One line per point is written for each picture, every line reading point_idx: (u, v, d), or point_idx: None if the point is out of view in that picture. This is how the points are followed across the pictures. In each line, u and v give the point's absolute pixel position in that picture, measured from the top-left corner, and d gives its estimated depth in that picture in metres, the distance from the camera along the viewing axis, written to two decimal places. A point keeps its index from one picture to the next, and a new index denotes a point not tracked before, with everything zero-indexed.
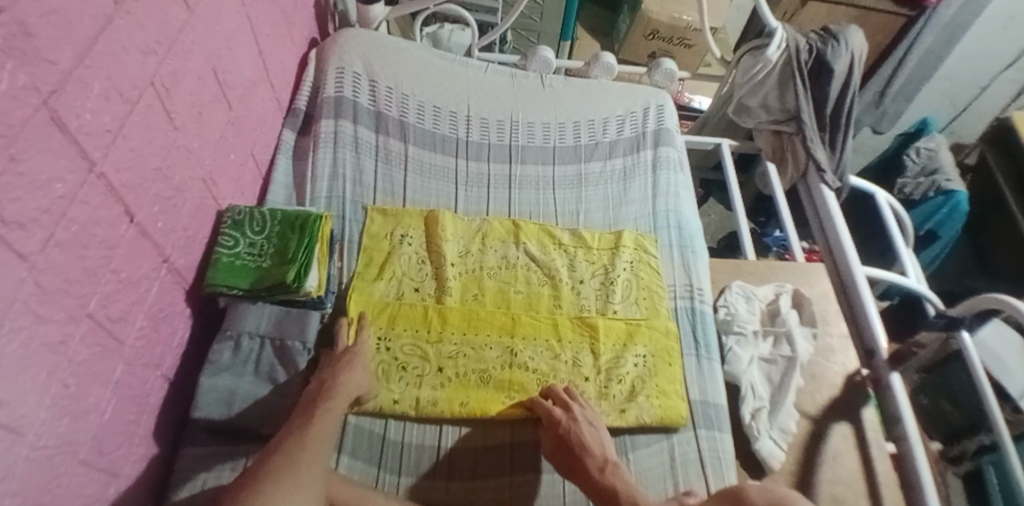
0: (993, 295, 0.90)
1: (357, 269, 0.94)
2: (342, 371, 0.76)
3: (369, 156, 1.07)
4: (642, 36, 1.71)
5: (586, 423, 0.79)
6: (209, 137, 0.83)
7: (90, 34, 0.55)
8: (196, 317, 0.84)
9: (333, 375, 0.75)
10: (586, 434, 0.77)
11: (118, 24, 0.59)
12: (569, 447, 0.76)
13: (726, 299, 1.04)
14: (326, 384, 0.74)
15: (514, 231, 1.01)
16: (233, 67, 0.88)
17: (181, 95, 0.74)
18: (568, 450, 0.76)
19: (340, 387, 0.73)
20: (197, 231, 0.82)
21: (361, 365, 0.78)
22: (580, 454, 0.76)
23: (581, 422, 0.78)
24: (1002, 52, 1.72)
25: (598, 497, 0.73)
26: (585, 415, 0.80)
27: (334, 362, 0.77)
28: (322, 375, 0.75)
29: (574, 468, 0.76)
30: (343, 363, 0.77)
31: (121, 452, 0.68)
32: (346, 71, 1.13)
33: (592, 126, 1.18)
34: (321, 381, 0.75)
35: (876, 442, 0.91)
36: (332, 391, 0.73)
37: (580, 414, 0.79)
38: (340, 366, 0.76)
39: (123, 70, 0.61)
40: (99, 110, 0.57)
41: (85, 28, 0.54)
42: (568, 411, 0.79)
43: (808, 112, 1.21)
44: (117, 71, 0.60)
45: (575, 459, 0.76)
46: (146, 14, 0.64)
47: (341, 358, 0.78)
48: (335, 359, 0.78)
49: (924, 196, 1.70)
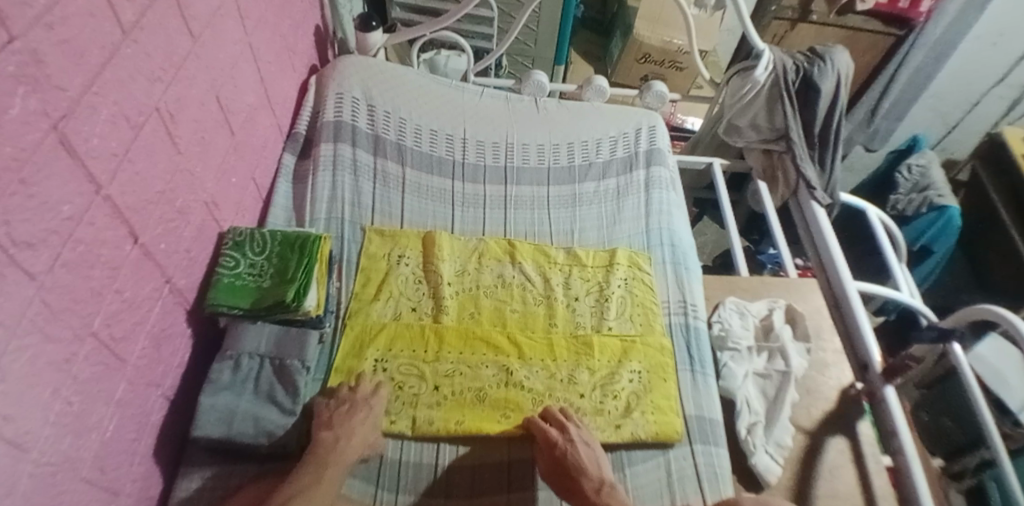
0: (984, 306, 0.90)
1: (354, 289, 0.95)
2: (355, 426, 0.76)
3: (367, 179, 1.09)
4: (634, 60, 1.75)
5: (582, 443, 0.79)
6: (212, 161, 0.86)
7: (98, 62, 0.58)
8: (197, 337, 0.85)
9: (348, 433, 0.75)
10: (584, 455, 0.78)
11: (125, 52, 0.62)
12: (566, 467, 0.77)
13: (720, 315, 1.05)
14: (342, 442, 0.74)
15: (510, 251, 1.03)
16: (235, 94, 0.92)
17: (185, 120, 0.77)
18: (565, 471, 0.77)
19: (351, 450, 0.75)
20: (198, 252, 0.84)
21: (362, 412, 0.78)
22: (577, 476, 0.76)
23: (577, 442, 0.79)
24: (991, 69, 1.76)
25: None
26: (581, 435, 0.81)
27: (350, 415, 0.77)
28: (336, 429, 0.75)
29: (570, 489, 0.76)
30: (359, 415, 0.78)
31: (122, 471, 0.69)
32: (345, 96, 1.16)
33: (585, 147, 1.21)
34: (335, 436, 0.75)
35: (872, 456, 0.91)
36: (344, 453, 0.74)
37: (575, 435, 0.80)
38: (345, 415, 0.77)
39: (130, 96, 0.64)
40: (106, 134, 0.60)
41: (94, 57, 0.57)
42: (564, 432, 0.80)
43: (797, 130, 1.24)
44: (123, 98, 0.63)
45: (571, 480, 0.76)
46: (152, 43, 0.67)
47: (359, 408, 0.79)
48: (356, 407, 0.78)
49: (917, 212, 1.72)
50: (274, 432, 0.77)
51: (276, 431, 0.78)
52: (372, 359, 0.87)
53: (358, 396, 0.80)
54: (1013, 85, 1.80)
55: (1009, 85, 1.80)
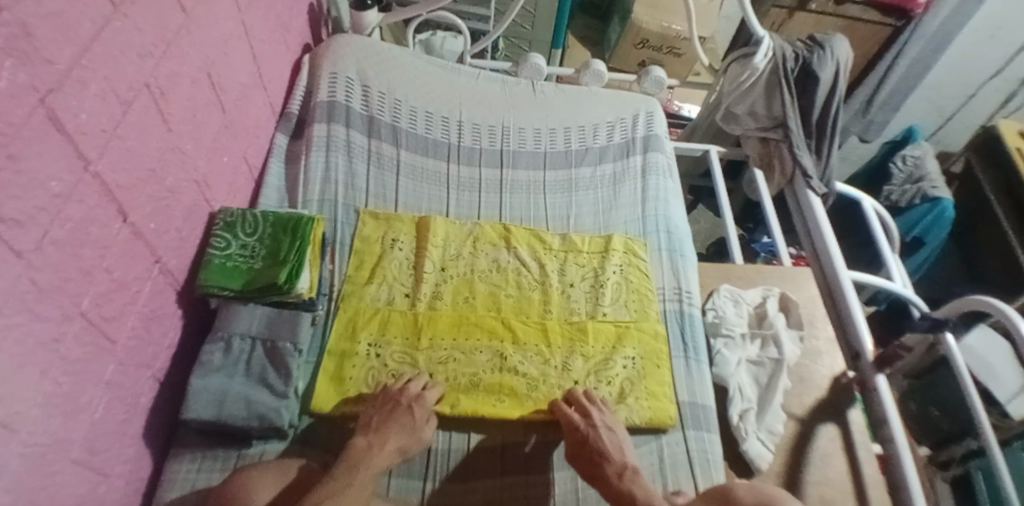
0: (980, 298, 0.89)
1: (348, 272, 0.94)
2: (391, 434, 0.74)
3: (362, 160, 1.07)
4: (632, 45, 1.73)
5: (605, 428, 0.79)
6: (203, 140, 0.84)
7: (89, 35, 0.56)
8: (188, 318, 0.84)
9: (381, 440, 0.74)
10: (610, 442, 0.78)
11: (115, 27, 0.60)
12: (589, 451, 0.77)
13: (715, 303, 1.06)
14: (373, 449, 0.72)
15: (505, 235, 1.03)
16: (227, 72, 0.90)
17: (176, 97, 0.75)
18: (588, 461, 0.77)
19: (383, 457, 0.72)
20: (189, 232, 0.82)
21: (404, 414, 0.76)
22: (600, 461, 0.76)
23: (600, 427, 0.79)
24: (988, 62, 1.76)
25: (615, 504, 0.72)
26: (604, 420, 0.80)
27: (390, 420, 0.76)
28: (371, 435, 0.74)
29: (593, 475, 0.76)
30: (398, 420, 0.75)
31: (113, 452, 0.68)
32: (339, 76, 1.14)
33: (583, 132, 1.20)
34: (368, 442, 0.73)
35: (862, 444, 0.92)
36: (375, 458, 0.71)
37: (598, 420, 0.80)
38: (387, 418, 0.76)
39: (120, 72, 0.62)
40: (96, 111, 0.58)
41: (85, 30, 0.55)
42: (587, 416, 0.80)
43: (795, 119, 1.24)
44: (114, 73, 0.61)
45: (593, 468, 0.76)
46: (143, 17, 0.66)
47: (401, 412, 0.76)
48: (397, 410, 0.76)
49: (910, 203, 1.73)
50: (265, 414, 0.75)
51: (267, 413, 0.76)
52: (366, 343, 0.86)
53: (403, 398, 0.78)
54: (1008, 79, 1.81)
55: (1005, 78, 1.80)
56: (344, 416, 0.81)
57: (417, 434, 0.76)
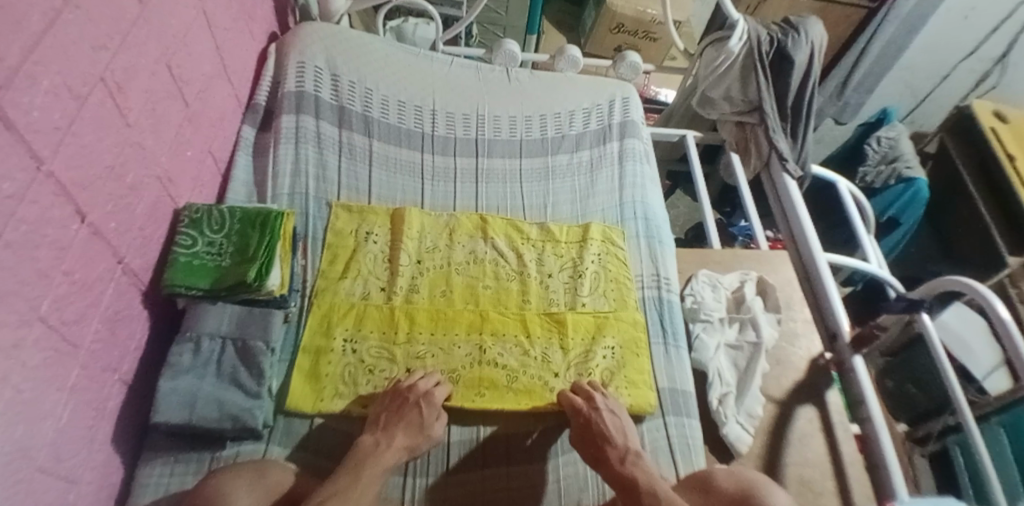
0: (952, 278, 0.91)
1: (321, 267, 0.92)
2: (399, 431, 0.73)
3: (333, 151, 1.05)
4: (608, 30, 1.72)
5: (608, 411, 0.79)
6: (165, 134, 0.81)
7: (38, 29, 0.53)
8: (155, 319, 0.81)
9: (388, 436, 0.73)
10: (614, 425, 0.78)
11: (67, 18, 0.58)
12: (592, 436, 0.77)
13: (693, 288, 1.06)
14: (381, 446, 0.71)
15: (481, 226, 1.01)
16: (189, 63, 0.86)
17: (134, 91, 0.72)
18: (594, 449, 0.76)
19: (391, 454, 0.71)
20: (153, 230, 0.79)
21: (410, 410, 0.76)
22: (603, 444, 0.76)
23: (603, 411, 0.79)
24: (962, 42, 1.78)
25: (618, 486, 0.71)
26: (607, 404, 0.80)
27: (398, 418, 0.75)
28: (378, 434, 0.73)
29: (597, 457, 0.75)
30: (406, 417, 0.75)
31: (80, 459, 0.66)
32: (307, 65, 1.11)
33: (558, 119, 1.19)
34: (376, 440, 0.72)
35: (840, 424, 0.94)
36: (384, 456, 0.70)
37: (601, 403, 0.80)
38: (397, 415, 0.75)
39: (74, 65, 0.59)
40: (49, 107, 0.55)
41: (33, 22, 0.53)
42: (590, 399, 0.80)
43: (770, 102, 1.23)
44: (67, 67, 0.58)
45: (598, 454, 0.75)
46: (96, 8, 0.62)
47: (408, 408, 0.76)
48: (405, 407, 0.76)
49: (885, 185, 1.76)
50: (238, 415, 0.73)
51: (240, 414, 0.74)
52: (341, 339, 0.85)
53: (411, 394, 0.77)
54: (982, 59, 1.83)
55: (978, 58, 1.83)
56: (321, 414, 0.79)
57: (425, 432, 0.75)
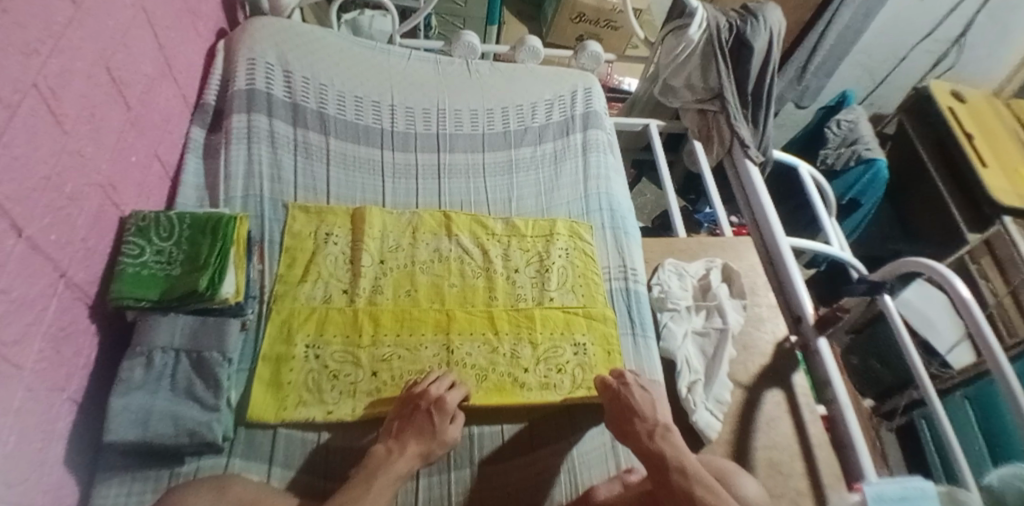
0: (910, 259, 0.94)
1: (279, 271, 0.89)
2: (410, 439, 0.72)
3: (288, 151, 1.02)
4: (569, 20, 1.71)
5: (638, 386, 0.80)
6: (106, 140, 0.77)
7: None
8: (104, 333, 0.78)
9: (401, 445, 0.71)
10: (646, 401, 0.79)
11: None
12: (624, 412, 0.78)
13: (660, 277, 1.07)
14: (393, 455, 0.70)
15: (445, 223, 1.00)
16: (131, 64, 0.82)
17: (70, 96, 0.68)
18: (623, 425, 0.77)
19: (404, 462, 0.70)
20: (97, 241, 0.76)
21: (421, 419, 0.74)
22: (635, 419, 0.76)
23: (633, 385, 0.80)
24: (919, 25, 1.82)
25: (647, 461, 0.72)
26: (638, 380, 0.82)
27: (411, 427, 0.73)
28: (391, 442, 0.72)
29: (627, 430, 0.77)
30: (417, 425, 0.74)
31: (31, 484, 0.63)
32: (257, 61, 1.06)
33: (521, 111, 1.17)
34: (388, 448, 0.71)
35: (807, 406, 0.96)
36: (397, 463, 0.69)
37: (631, 379, 0.81)
38: (414, 421, 0.74)
39: (1, 72, 0.55)
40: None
41: None
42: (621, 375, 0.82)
43: (731, 90, 1.24)
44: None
45: (627, 428, 0.77)
46: (24, 10, 0.59)
47: (420, 416, 0.74)
48: (417, 415, 0.75)
49: (846, 166, 1.79)
50: (196, 430, 0.71)
51: (200, 428, 0.71)
52: (303, 346, 0.83)
53: (424, 400, 0.76)
54: (938, 41, 1.88)
55: (935, 40, 1.87)
56: (284, 423, 0.77)
57: (440, 437, 0.74)
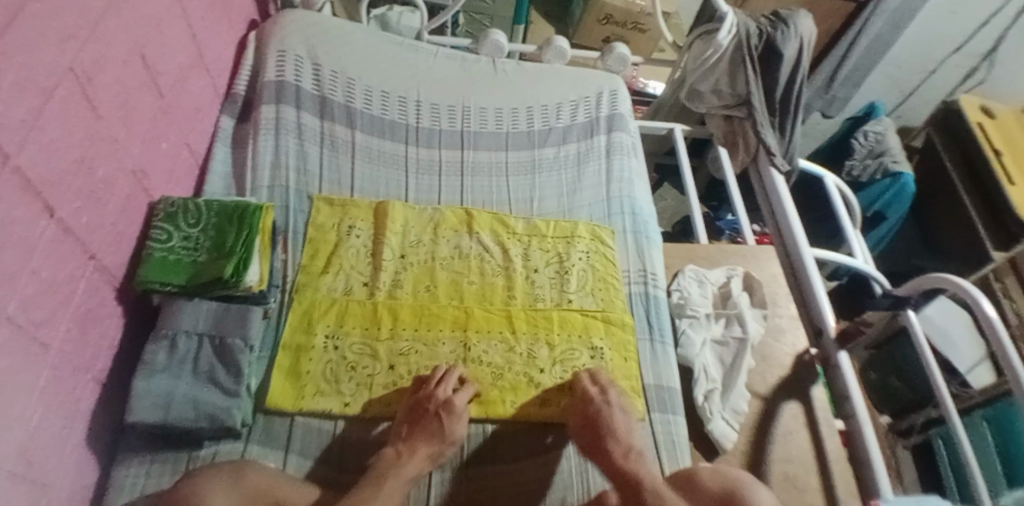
0: (936, 275, 0.89)
1: (302, 262, 0.90)
2: (420, 443, 0.72)
3: (315, 144, 1.03)
4: (596, 21, 1.70)
5: (618, 407, 0.78)
6: (138, 127, 0.78)
7: (3, 20, 0.51)
8: (129, 316, 0.79)
9: (411, 449, 0.71)
10: (615, 420, 0.77)
11: (31, 9, 0.55)
12: (594, 429, 0.76)
13: (679, 283, 1.06)
14: (402, 458, 0.70)
15: (467, 221, 1.00)
16: (164, 53, 0.83)
17: (105, 82, 0.69)
18: (592, 441, 0.76)
19: (414, 465, 0.69)
20: (126, 225, 0.77)
21: (432, 424, 0.74)
22: (605, 440, 0.75)
23: (614, 405, 0.78)
24: (950, 37, 1.78)
25: (620, 482, 0.69)
26: (620, 401, 0.80)
27: (420, 430, 0.73)
28: (401, 445, 0.72)
29: (595, 445, 0.75)
30: (427, 428, 0.73)
31: (53, 462, 0.64)
32: (287, 55, 1.08)
33: (545, 111, 1.17)
34: (397, 451, 0.71)
35: (825, 420, 0.94)
36: (406, 466, 0.68)
37: (614, 398, 0.80)
38: (423, 425, 0.74)
39: (39, 57, 0.57)
40: (15, 101, 0.53)
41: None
42: (598, 385, 0.82)
43: (758, 96, 1.23)
44: (32, 59, 0.56)
45: (599, 442, 0.75)
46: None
47: (428, 419, 0.74)
48: (425, 418, 0.74)
49: (871, 179, 1.77)
50: (215, 415, 0.71)
51: (219, 415, 0.72)
52: (322, 336, 0.83)
53: (430, 404, 0.75)
54: (969, 54, 1.84)
55: (966, 53, 1.84)
56: (302, 412, 0.78)
57: (448, 440, 0.74)
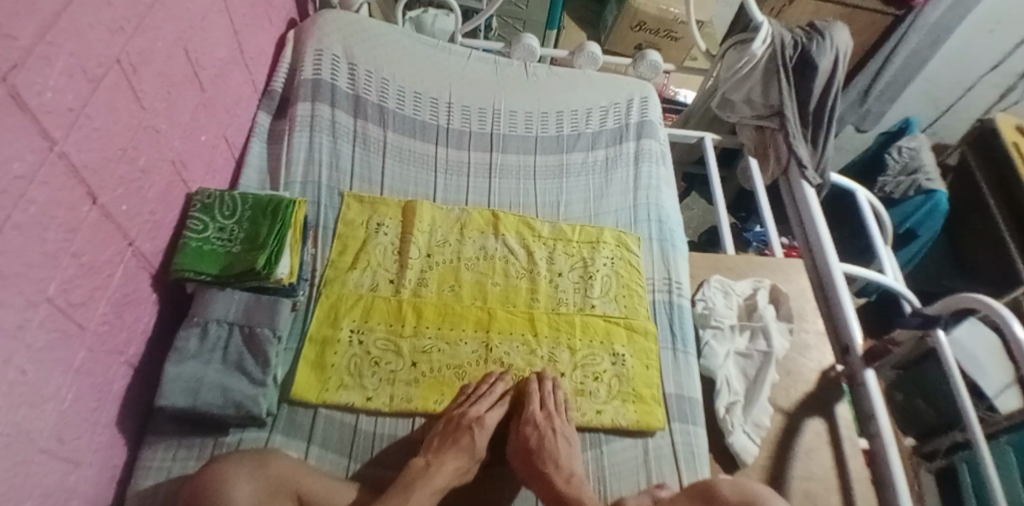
0: (971, 295, 0.88)
1: (331, 257, 0.92)
2: (449, 456, 0.73)
3: (347, 141, 1.04)
4: (629, 28, 1.70)
5: (557, 435, 0.78)
6: (179, 119, 0.80)
7: (54, 10, 0.53)
8: (164, 303, 0.81)
9: (439, 459, 0.72)
10: (551, 448, 0.77)
11: (84, 0, 0.57)
12: (532, 456, 0.77)
13: (704, 293, 1.05)
14: (431, 468, 0.71)
15: (493, 222, 1.00)
16: (205, 48, 0.86)
17: (150, 74, 0.72)
18: (532, 465, 0.76)
19: (441, 477, 0.71)
20: (164, 214, 0.79)
21: (465, 440, 0.75)
22: (546, 469, 0.75)
23: (557, 434, 0.78)
24: (987, 55, 1.74)
25: None
26: (562, 429, 0.79)
27: (449, 444, 0.75)
28: (430, 455, 0.73)
29: (535, 470, 0.76)
30: (457, 442, 0.75)
31: (84, 440, 0.67)
32: (324, 53, 1.10)
33: (574, 116, 1.17)
34: (427, 461, 0.72)
35: (849, 439, 0.92)
36: (434, 477, 0.70)
37: (558, 426, 0.79)
38: (453, 439, 0.75)
39: (89, 47, 0.59)
40: (63, 88, 0.55)
41: (50, 3, 0.52)
42: (545, 407, 0.80)
43: (791, 107, 1.21)
44: (80, 48, 0.58)
45: (539, 468, 0.75)
46: None
47: (461, 433, 0.76)
48: (458, 432, 0.76)
49: (904, 195, 1.73)
50: (241, 402, 0.73)
51: (243, 402, 0.73)
52: (348, 330, 0.85)
53: (464, 419, 0.77)
54: (1007, 73, 1.79)
55: (1003, 72, 1.79)
56: (325, 404, 0.79)
57: (475, 456, 0.76)
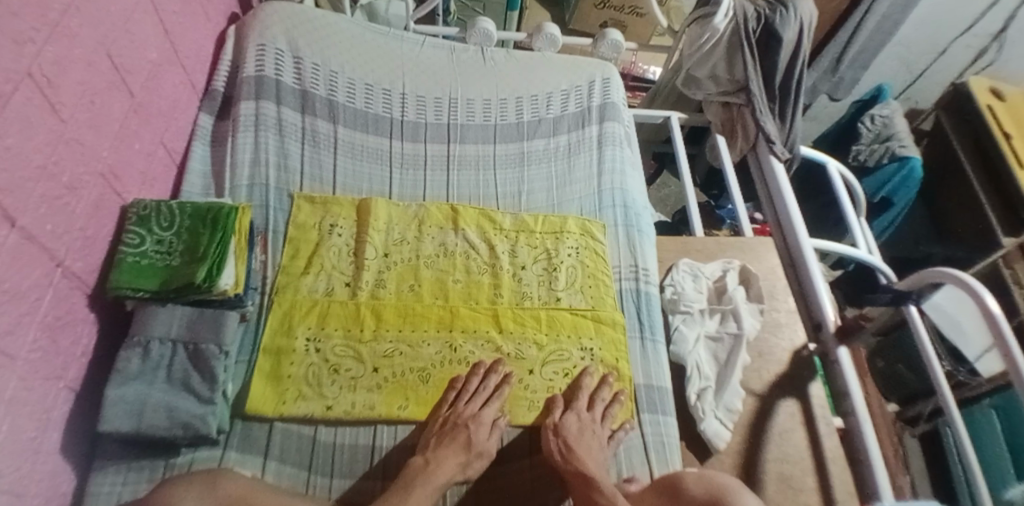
0: (949, 274, 0.82)
1: (282, 262, 0.88)
2: (448, 453, 0.71)
3: (295, 140, 1.00)
4: (592, 6, 1.65)
5: (578, 428, 0.76)
6: (107, 129, 0.75)
7: None
8: (103, 321, 0.77)
9: (438, 458, 0.71)
10: (585, 441, 0.75)
11: None
12: (566, 444, 0.74)
13: (673, 278, 1.03)
14: (431, 466, 0.70)
15: (452, 217, 0.97)
16: (133, 50, 0.80)
17: (68, 84, 0.67)
18: (566, 445, 0.74)
19: (443, 473, 0.69)
20: (97, 230, 0.75)
21: (462, 436, 0.73)
22: (579, 454, 0.73)
23: (576, 430, 0.76)
24: (960, 18, 1.71)
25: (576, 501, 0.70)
26: (582, 422, 0.78)
27: (443, 443, 0.73)
28: (428, 454, 0.72)
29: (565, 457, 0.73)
30: (454, 437, 0.73)
31: (26, 472, 0.63)
32: (267, 47, 1.05)
33: (535, 102, 1.13)
34: (425, 459, 0.71)
35: (822, 418, 0.91)
36: (435, 474, 0.69)
37: (580, 422, 0.77)
38: (455, 435, 0.73)
39: None
40: None
41: None
42: (591, 411, 0.80)
43: (757, 82, 1.18)
44: None
45: (573, 452, 0.73)
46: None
47: (457, 430, 0.74)
48: (455, 428, 0.74)
49: (878, 164, 1.71)
50: (189, 422, 0.70)
51: (191, 421, 0.70)
52: (303, 339, 0.81)
53: (460, 417, 0.75)
54: (979, 35, 1.77)
55: (976, 34, 1.76)
56: (283, 418, 0.76)
57: (476, 449, 0.74)
